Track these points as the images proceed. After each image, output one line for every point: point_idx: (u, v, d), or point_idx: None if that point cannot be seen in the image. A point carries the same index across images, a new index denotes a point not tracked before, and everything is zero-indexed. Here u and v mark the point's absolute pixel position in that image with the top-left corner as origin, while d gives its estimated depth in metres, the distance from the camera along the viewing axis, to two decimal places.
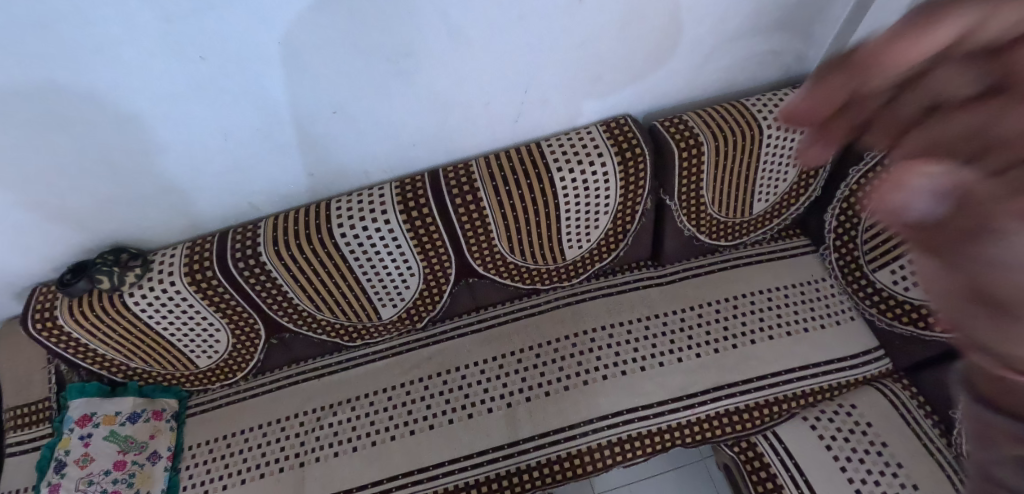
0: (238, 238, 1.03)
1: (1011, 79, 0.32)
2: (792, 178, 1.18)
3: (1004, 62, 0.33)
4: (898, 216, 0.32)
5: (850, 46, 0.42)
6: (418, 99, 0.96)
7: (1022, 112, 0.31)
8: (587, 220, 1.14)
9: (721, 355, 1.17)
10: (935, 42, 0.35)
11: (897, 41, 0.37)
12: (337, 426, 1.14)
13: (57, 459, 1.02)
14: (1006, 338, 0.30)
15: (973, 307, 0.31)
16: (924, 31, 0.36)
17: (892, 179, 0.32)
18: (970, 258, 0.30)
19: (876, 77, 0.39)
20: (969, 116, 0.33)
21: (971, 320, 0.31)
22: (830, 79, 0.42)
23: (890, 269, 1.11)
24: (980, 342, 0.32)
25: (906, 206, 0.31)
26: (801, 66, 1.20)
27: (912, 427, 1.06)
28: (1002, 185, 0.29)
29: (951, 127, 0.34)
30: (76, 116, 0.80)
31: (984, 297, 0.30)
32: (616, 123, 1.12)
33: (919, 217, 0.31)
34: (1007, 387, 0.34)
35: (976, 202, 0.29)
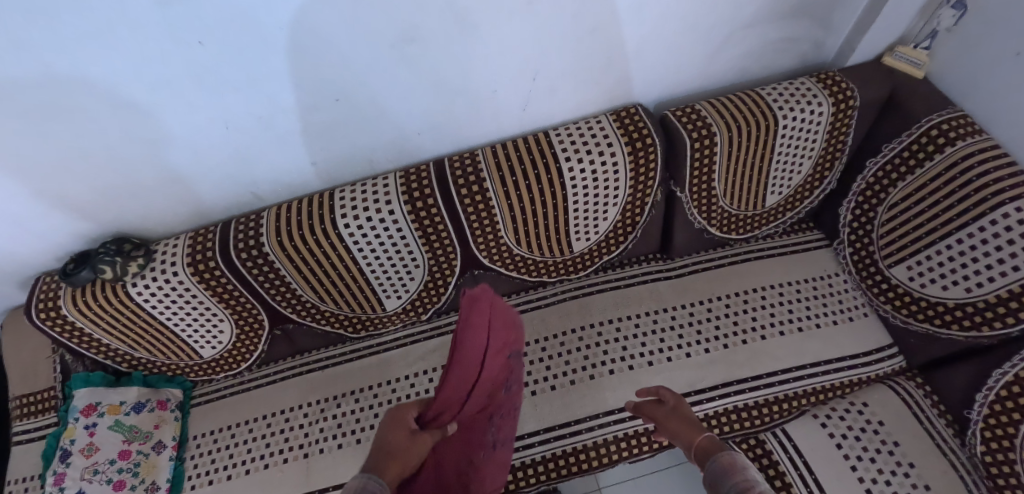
0: (241, 228, 1.02)
1: (690, 419, 0.88)
2: (807, 170, 1.15)
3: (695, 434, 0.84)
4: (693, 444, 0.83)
5: (658, 401, 0.95)
6: (423, 86, 0.93)
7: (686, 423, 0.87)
8: (596, 211, 1.12)
9: (730, 351, 1.15)
10: (678, 407, 0.91)
11: (678, 421, 0.89)
12: (342, 418, 1.14)
13: (63, 448, 1.03)
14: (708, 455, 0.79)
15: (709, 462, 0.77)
16: (679, 414, 0.90)
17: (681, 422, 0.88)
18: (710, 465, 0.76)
19: (671, 422, 0.89)
20: (681, 409, 0.91)
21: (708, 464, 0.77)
22: (660, 417, 0.92)
23: (907, 265, 1.10)
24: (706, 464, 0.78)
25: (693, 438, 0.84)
26: (820, 54, 1.16)
27: (925, 427, 1.04)
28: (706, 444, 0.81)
29: (682, 416, 0.89)
30: (75, 104, 0.79)
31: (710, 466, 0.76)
32: (626, 112, 1.09)
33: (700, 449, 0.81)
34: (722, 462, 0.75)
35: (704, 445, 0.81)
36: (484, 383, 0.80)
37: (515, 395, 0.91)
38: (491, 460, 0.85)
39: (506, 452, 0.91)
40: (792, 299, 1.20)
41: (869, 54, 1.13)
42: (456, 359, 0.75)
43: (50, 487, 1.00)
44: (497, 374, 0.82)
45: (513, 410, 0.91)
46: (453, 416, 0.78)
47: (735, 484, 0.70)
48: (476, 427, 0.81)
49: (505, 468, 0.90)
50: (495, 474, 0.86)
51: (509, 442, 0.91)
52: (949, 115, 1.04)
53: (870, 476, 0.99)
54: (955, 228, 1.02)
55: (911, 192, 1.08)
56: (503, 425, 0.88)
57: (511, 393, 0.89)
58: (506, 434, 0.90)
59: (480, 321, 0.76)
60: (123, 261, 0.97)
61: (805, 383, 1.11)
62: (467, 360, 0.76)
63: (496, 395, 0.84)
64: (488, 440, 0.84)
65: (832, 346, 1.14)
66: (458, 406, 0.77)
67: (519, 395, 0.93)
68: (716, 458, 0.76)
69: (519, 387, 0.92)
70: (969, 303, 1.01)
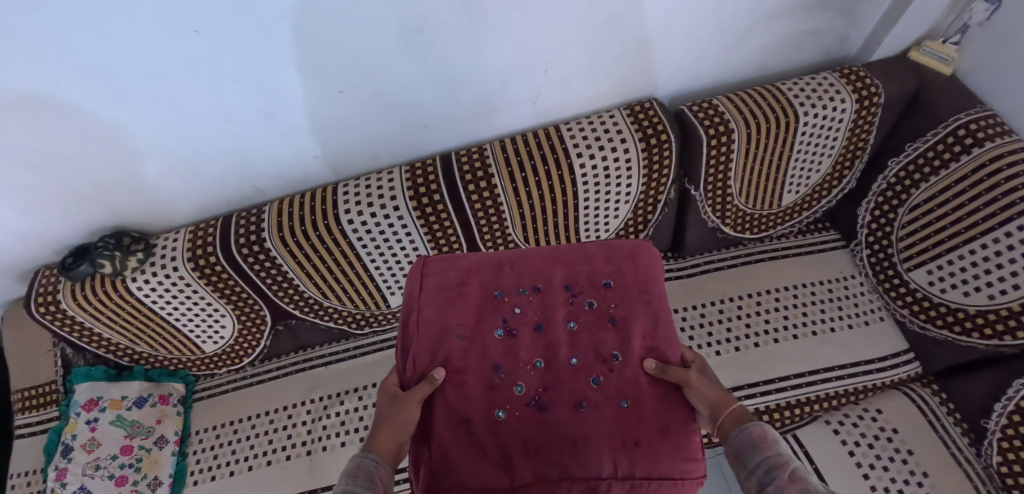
0: (242, 222, 0.99)
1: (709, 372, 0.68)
2: (825, 169, 1.11)
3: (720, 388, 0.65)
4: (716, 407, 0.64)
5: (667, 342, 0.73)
6: (430, 78, 0.89)
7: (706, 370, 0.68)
8: (607, 209, 1.09)
9: (742, 353, 1.13)
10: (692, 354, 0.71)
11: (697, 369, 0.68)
12: (344, 416, 1.12)
13: (64, 443, 1.02)
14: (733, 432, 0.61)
15: (733, 440, 0.61)
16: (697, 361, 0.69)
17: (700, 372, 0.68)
18: (733, 442, 0.61)
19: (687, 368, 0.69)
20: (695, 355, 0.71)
21: (733, 441, 0.60)
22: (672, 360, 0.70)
23: (927, 269, 1.06)
24: (729, 440, 0.61)
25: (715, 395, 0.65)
26: (843, 48, 1.11)
27: (940, 435, 1.02)
28: (732, 412, 0.63)
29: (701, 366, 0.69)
30: (68, 94, 0.75)
31: (735, 445, 0.60)
32: (640, 106, 1.05)
33: (721, 416, 0.63)
34: (755, 440, 0.59)
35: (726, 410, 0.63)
36: (448, 326, 0.70)
37: (566, 343, 0.70)
38: (513, 415, 0.65)
39: (588, 426, 0.64)
40: (806, 302, 1.17)
41: (896, 48, 1.08)
42: (411, 324, 0.70)
43: (52, 483, 1.00)
44: (468, 316, 0.72)
45: (573, 365, 0.68)
46: (422, 368, 0.68)
47: (766, 460, 0.56)
48: (464, 373, 0.67)
49: (575, 448, 0.63)
50: (535, 447, 0.63)
51: (581, 410, 0.65)
52: (979, 114, 1.00)
53: (883, 484, 0.97)
54: (980, 233, 0.98)
55: (935, 194, 1.04)
56: (544, 378, 0.67)
57: (537, 335, 0.71)
58: (559, 398, 0.66)
59: (410, 280, 0.74)
60: (122, 255, 0.94)
61: (818, 388, 1.09)
62: (410, 309, 0.72)
63: (486, 335, 0.70)
64: (493, 391, 0.66)
65: (846, 351, 1.12)
66: (419, 348, 0.69)
67: (591, 354, 0.69)
68: (746, 432, 0.60)
69: (583, 339, 0.71)
70: (991, 310, 0.98)
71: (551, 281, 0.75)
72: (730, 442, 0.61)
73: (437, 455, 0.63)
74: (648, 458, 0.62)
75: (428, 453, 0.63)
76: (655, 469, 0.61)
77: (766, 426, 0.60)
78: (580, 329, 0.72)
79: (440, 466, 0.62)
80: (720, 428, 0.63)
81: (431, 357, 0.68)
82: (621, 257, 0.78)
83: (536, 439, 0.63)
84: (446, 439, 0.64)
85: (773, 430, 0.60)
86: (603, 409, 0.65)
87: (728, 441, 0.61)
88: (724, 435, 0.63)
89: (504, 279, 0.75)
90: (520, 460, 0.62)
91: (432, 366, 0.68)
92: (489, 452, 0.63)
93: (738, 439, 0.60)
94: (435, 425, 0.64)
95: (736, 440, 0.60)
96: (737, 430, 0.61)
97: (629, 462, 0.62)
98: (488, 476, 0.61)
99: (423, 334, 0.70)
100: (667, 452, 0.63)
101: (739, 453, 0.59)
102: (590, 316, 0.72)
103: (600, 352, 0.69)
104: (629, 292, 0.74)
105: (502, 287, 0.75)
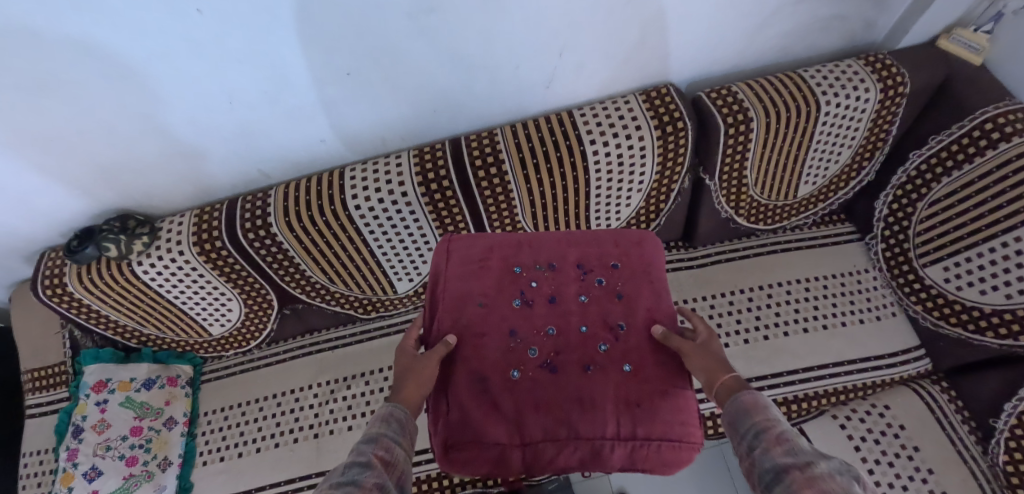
0: (248, 206, 0.97)
1: (711, 341, 0.68)
2: (844, 161, 1.09)
3: (721, 358, 0.65)
4: (714, 377, 0.63)
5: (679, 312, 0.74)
6: (439, 60, 0.86)
7: (712, 339, 0.68)
8: (618, 197, 1.06)
9: (751, 346, 1.12)
10: (700, 325, 0.71)
11: (703, 339, 0.68)
12: (351, 400, 1.12)
13: (75, 424, 1.03)
14: (726, 404, 0.60)
15: (726, 410, 0.59)
16: (702, 331, 0.70)
17: (705, 341, 0.68)
18: (727, 412, 0.59)
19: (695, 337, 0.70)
20: (703, 327, 0.71)
21: (728, 413, 0.59)
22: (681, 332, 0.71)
23: (944, 265, 1.05)
24: (723, 411, 0.60)
25: (716, 365, 0.64)
26: (870, 34, 1.06)
27: (947, 433, 1.02)
28: (730, 380, 0.62)
29: (706, 335, 0.69)
30: (68, 75, 0.73)
31: (730, 415, 0.58)
32: (656, 92, 1.01)
33: (718, 386, 0.62)
34: (745, 407, 0.57)
35: (721, 380, 0.62)
36: (472, 296, 0.74)
37: (577, 313, 0.73)
38: (526, 377, 0.69)
39: (595, 389, 0.68)
40: (818, 295, 1.16)
41: (925, 35, 1.03)
42: (437, 293, 0.74)
43: (63, 463, 1.01)
44: (489, 287, 0.75)
45: (582, 333, 0.72)
46: (445, 333, 0.72)
47: (755, 426, 0.55)
48: (482, 338, 0.71)
49: (581, 409, 0.66)
50: (545, 407, 0.67)
51: (588, 374, 0.69)
52: (1007, 107, 0.96)
53: (887, 480, 0.98)
54: (1001, 231, 0.96)
55: (957, 189, 1.02)
56: (554, 344, 0.71)
57: (550, 305, 0.74)
58: (569, 363, 0.70)
59: (438, 253, 0.78)
60: (127, 239, 0.93)
61: (826, 383, 1.09)
62: (437, 278, 0.76)
63: (504, 305, 0.74)
64: (508, 354, 0.70)
65: (857, 346, 1.11)
66: (442, 314, 0.73)
67: (600, 324, 0.73)
68: (738, 400, 0.59)
69: (592, 310, 0.74)
70: (1006, 310, 0.97)
71: (565, 259, 0.78)
72: (724, 413, 0.60)
73: (453, 413, 0.66)
74: (650, 423, 0.66)
75: (445, 411, 0.67)
76: (656, 434, 0.65)
77: (759, 395, 0.58)
78: (590, 301, 0.74)
79: (457, 423, 0.66)
80: (716, 396, 0.62)
81: (453, 321, 0.72)
82: (630, 241, 0.80)
83: (545, 399, 0.67)
84: (464, 398, 0.67)
85: (768, 401, 0.58)
86: (609, 374, 0.68)
87: (723, 411, 0.60)
88: (721, 408, 0.61)
89: (523, 255, 0.78)
90: (531, 420, 0.66)
91: (454, 330, 0.71)
92: (503, 411, 0.66)
93: (729, 409, 0.59)
94: (454, 383, 0.68)
95: (728, 409, 0.59)
96: (731, 398, 0.60)
97: (632, 422, 0.66)
98: (500, 434, 0.65)
99: (447, 302, 0.73)
100: (665, 420, 0.66)
101: (733, 421, 0.58)
102: (600, 289, 0.75)
103: (608, 322, 0.73)
104: (635, 272, 0.77)
105: (520, 263, 0.77)
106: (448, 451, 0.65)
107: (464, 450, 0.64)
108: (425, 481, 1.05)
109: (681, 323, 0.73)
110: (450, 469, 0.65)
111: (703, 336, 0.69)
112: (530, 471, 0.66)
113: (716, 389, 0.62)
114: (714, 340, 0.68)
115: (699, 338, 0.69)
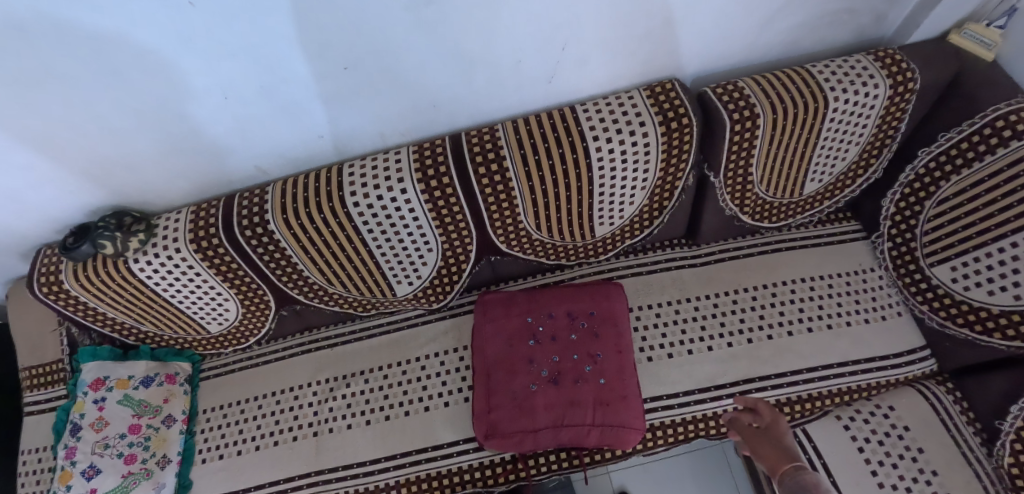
0: (245, 203, 0.96)
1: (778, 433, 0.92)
2: (851, 158, 1.07)
3: (784, 436, 0.91)
4: (781, 457, 0.87)
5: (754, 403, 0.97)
6: (441, 55, 0.84)
7: (782, 430, 0.92)
8: (621, 195, 1.04)
9: (754, 346, 1.11)
10: (778, 421, 0.94)
11: (778, 430, 0.92)
12: (351, 398, 1.11)
13: (73, 422, 1.03)
14: (763, 452, 0.90)
15: (763, 458, 0.89)
16: (778, 427, 0.93)
17: (778, 433, 0.92)
18: (773, 467, 0.87)
19: (774, 428, 0.93)
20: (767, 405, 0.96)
21: (760, 450, 0.90)
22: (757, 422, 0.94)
23: (952, 265, 1.03)
24: (767, 465, 0.88)
25: (784, 438, 0.91)
26: (879, 29, 1.04)
27: (952, 435, 1.01)
28: (772, 435, 0.92)
29: (778, 426, 0.93)
30: (60, 69, 0.71)
31: (771, 461, 0.88)
32: (661, 87, 0.99)
33: (778, 462, 0.86)
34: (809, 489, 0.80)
35: (770, 450, 0.89)
36: (499, 335, 1.03)
37: (569, 347, 1.02)
38: (539, 389, 0.98)
39: (583, 393, 0.98)
40: (823, 295, 1.14)
41: (936, 30, 1.01)
42: (477, 336, 1.04)
43: (62, 461, 1.00)
44: (512, 330, 1.03)
45: (574, 360, 1.00)
46: (483, 363, 1.02)
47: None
48: (510, 363, 1.00)
49: (577, 406, 0.97)
50: (550, 405, 0.97)
51: (579, 384, 0.98)
52: (1019, 105, 0.93)
53: (891, 482, 0.97)
54: (1010, 231, 0.94)
55: (966, 188, 1.00)
56: (556, 368, 1.00)
57: (552, 342, 1.02)
58: (567, 380, 0.99)
59: (477, 308, 1.07)
60: (123, 236, 0.92)
61: (830, 383, 1.07)
62: (477, 325, 1.05)
63: (523, 343, 1.02)
64: (528, 375, 1.00)
65: (862, 346, 1.10)
66: (481, 349, 1.03)
67: (585, 354, 1.01)
68: (803, 485, 0.81)
69: (580, 346, 1.01)
70: (1015, 311, 0.95)
71: (563, 309, 1.05)
72: (767, 462, 0.88)
73: (491, 412, 0.98)
74: (618, 414, 0.96)
75: (487, 409, 0.98)
76: (622, 419, 0.96)
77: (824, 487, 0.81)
78: (578, 340, 1.02)
79: (495, 416, 0.97)
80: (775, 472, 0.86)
81: (489, 355, 1.02)
82: (608, 291, 1.06)
83: (553, 397, 0.98)
84: (498, 401, 0.98)
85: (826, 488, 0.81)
86: (593, 388, 0.98)
87: (771, 465, 0.87)
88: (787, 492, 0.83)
89: (534, 308, 1.05)
90: (543, 411, 0.97)
91: (490, 359, 1.01)
92: (525, 407, 0.97)
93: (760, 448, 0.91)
94: (493, 392, 0.99)
95: (787, 482, 0.83)
96: (790, 476, 0.84)
97: (606, 414, 0.96)
98: (525, 421, 0.97)
99: (484, 339, 1.03)
100: (629, 411, 0.97)
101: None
102: (584, 331, 1.03)
103: (590, 352, 1.01)
104: (612, 319, 1.04)
105: (532, 313, 1.05)
106: (492, 434, 0.97)
107: (503, 432, 0.96)
108: (425, 480, 1.04)
109: (762, 416, 0.95)
110: (495, 446, 0.97)
111: (766, 420, 0.94)
112: (545, 445, 0.98)
113: (771, 457, 0.88)
114: (788, 437, 0.91)
115: (777, 433, 0.92)
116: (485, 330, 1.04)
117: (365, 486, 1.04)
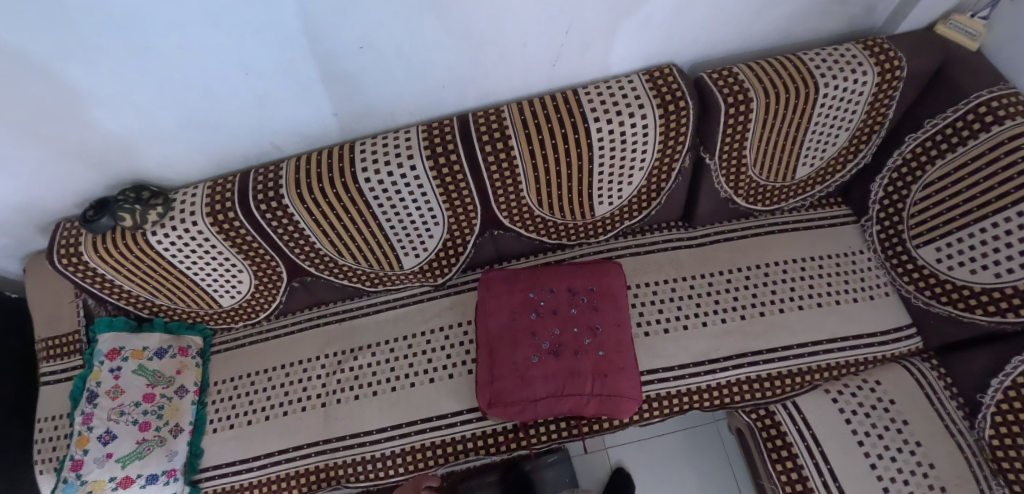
0: (261, 178, 1.00)
1: None
2: (840, 144, 1.11)
3: None
4: None
5: None
6: (451, 35, 0.88)
7: None
8: (620, 175, 1.08)
9: (747, 322, 1.15)
10: None
11: None
12: (358, 371, 1.15)
13: (90, 390, 1.06)
14: None
15: None
16: None
17: None
18: None
19: None
20: None
21: None
22: None
23: (936, 246, 1.08)
24: None
25: None
26: (869, 19, 1.08)
27: (936, 408, 1.05)
28: None
29: None
30: (88, 42, 0.74)
31: None
32: (660, 73, 1.03)
33: None
34: None
35: None
36: (502, 310, 1.07)
37: (570, 320, 1.06)
38: (541, 361, 1.02)
39: (582, 364, 1.01)
40: (813, 274, 1.19)
41: (924, 21, 1.05)
42: (482, 311, 1.08)
43: (79, 426, 1.03)
44: (514, 305, 1.07)
45: (575, 333, 1.04)
46: (487, 337, 1.05)
47: None
48: (513, 336, 1.04)
49: (576, 377, 1.01)
50: (550, 376, 1.01)
51: (578, 356, 1.02)
52: (1001, 92, 0.98)
53: (876, 451, 1.02)
54: (992, 211, 0.99)
55: (951, 171, 1.04)
56: (556, 340, 1.04)
57: (553, 315, 1.06)
58: (567, 351, 1.03)
59: (484, 286, 1.11)
60: (142, 209, 0.95)
61: (820, 358, 1.12)
62: (481, 301, 1.09)
63: (524, 317, 1.06)
64: (529, 347, 1.03)
65: (851, 323, 1.14)
66: (485, 324, 1.07)
67: (585, 327, 1.05)
68: None
69: (580, 319, 1.05)
70: (996, 288, 1.00)
71: (563, 285, 1.09)
72: None
73: (494, 382, 1.01)
74: (614, 384, 1.00)
75: (490, 380, 1.02)
76: (619, 389, 1.00)
77: None
78: (579, 313, 1.06)
79: (497, 386, 1.01)
80: None
81: (493, 329, 1.06)
82: (603, 269, 1.10)
83: (553, 368, 1.01)
84: (501, 372, 1.02)
85: None
86: (591, 359, 1.02)
87: None
88: None
89: (536, 284, 1.10)
90: (543, 381, 1.01)
91: (493, 334, 1.05)
92: (526, 378, 1.01)
93: None
94: (496, 364, 1.03)
95: None
96: None
97: (603, 384, 1.00)
98: (525, 391, 1.00)
99: (488, 315, 1.07)
100: (623, 382, 1.01)
101: None
102: (584, 305, 1.07)
103: (590, 325, 1.05)
104: (609, 294, 1.08)
105: (534, 289, 1.09)
106: (494, 403, 1.00)
107: (505, 401, 1.00)
108: (430, 448, 1.08)
109: None
110: (498, 414, 1.01)
111: None
112: (545, 414, 1.02)
113: None
114: None
115: None
116: (489, 305, 1.08)
117: (373, 454, 1.08)
